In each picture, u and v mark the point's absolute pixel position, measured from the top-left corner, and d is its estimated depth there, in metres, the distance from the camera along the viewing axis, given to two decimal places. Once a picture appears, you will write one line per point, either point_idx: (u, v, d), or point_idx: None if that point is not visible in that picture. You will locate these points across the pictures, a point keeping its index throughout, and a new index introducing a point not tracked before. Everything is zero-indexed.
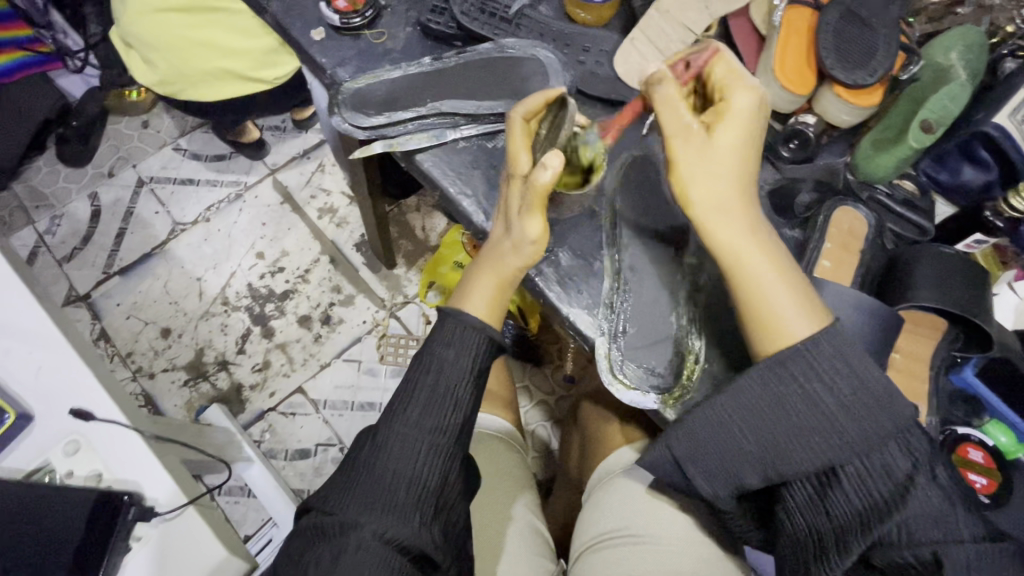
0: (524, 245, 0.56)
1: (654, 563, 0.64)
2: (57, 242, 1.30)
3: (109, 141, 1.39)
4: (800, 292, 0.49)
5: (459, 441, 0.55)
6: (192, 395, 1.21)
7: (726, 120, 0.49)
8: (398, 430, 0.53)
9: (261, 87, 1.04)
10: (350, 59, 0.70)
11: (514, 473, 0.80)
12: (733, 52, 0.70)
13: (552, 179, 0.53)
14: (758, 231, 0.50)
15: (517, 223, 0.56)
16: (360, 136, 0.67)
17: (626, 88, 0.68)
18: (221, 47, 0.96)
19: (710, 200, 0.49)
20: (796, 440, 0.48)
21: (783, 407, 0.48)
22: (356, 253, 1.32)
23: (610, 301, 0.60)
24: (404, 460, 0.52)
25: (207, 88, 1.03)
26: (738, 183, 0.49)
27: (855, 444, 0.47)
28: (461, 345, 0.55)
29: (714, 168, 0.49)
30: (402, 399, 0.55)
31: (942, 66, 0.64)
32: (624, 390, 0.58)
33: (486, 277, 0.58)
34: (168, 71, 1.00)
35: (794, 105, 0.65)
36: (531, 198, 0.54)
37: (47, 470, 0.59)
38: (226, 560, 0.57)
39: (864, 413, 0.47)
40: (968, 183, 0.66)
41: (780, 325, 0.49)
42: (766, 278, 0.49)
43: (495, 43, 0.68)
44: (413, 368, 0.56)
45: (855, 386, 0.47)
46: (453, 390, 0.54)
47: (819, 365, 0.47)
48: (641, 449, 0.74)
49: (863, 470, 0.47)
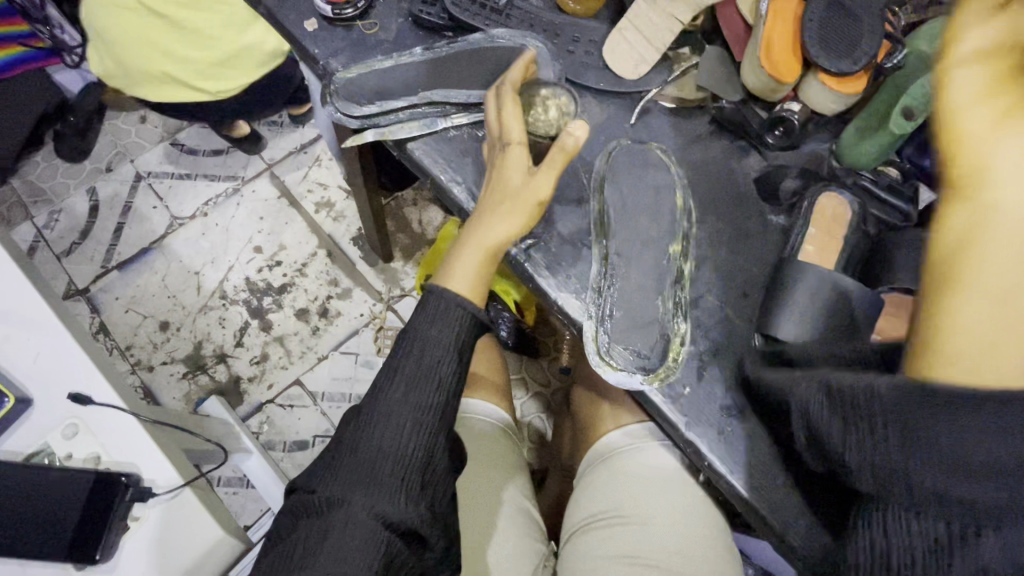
0: (521, 207, 0.59)
1: (645, 543, 0.66)
2: (56, 236, 1.31)
3: (107, 137, 1.40)
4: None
5: (443, 417, 0.56)
6: (190, 388, 1.22)
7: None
8: (383, 407, 0.54)
9: (201, 96, 1.03)
10: (343, 50, 0.71)
11: (500, 462, 0.80)
12: (721, 41, 0.71)
13: (562, 147, 0.58)
14: None
15: (525, 186, 0.59)
16: (353, 125, 0.68)
17: (615, 78, 0.69)
18: (171, 52, 0.97)
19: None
20: (945, 469, 0.40)
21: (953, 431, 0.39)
22: (353, 247, 1.33)
23: (598, 286, 0.62)
24: (390, 436, 0.54)
25: (153, 88, 1.03)
26: None
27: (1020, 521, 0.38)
28: (445, 319, 0.56)
29: None
30: (388, 375, 0.56)
31: (928, 54, 0.63)
32: (611, 371, 0.59)
33: (469, 251, 0.58)
34: (117, 66, 1.01)
35: (780, 93, 0.66)
36: (552, 157, 0.58)
37: (46, 452, 0.61)
38: (221, 540, 0.58)
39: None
40: None
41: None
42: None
43: (486, 33, 0.69)
44: (398, 347, 0.57)
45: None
46: (437, 366, 0.55)
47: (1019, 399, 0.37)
48: (628, 428, 0.73)
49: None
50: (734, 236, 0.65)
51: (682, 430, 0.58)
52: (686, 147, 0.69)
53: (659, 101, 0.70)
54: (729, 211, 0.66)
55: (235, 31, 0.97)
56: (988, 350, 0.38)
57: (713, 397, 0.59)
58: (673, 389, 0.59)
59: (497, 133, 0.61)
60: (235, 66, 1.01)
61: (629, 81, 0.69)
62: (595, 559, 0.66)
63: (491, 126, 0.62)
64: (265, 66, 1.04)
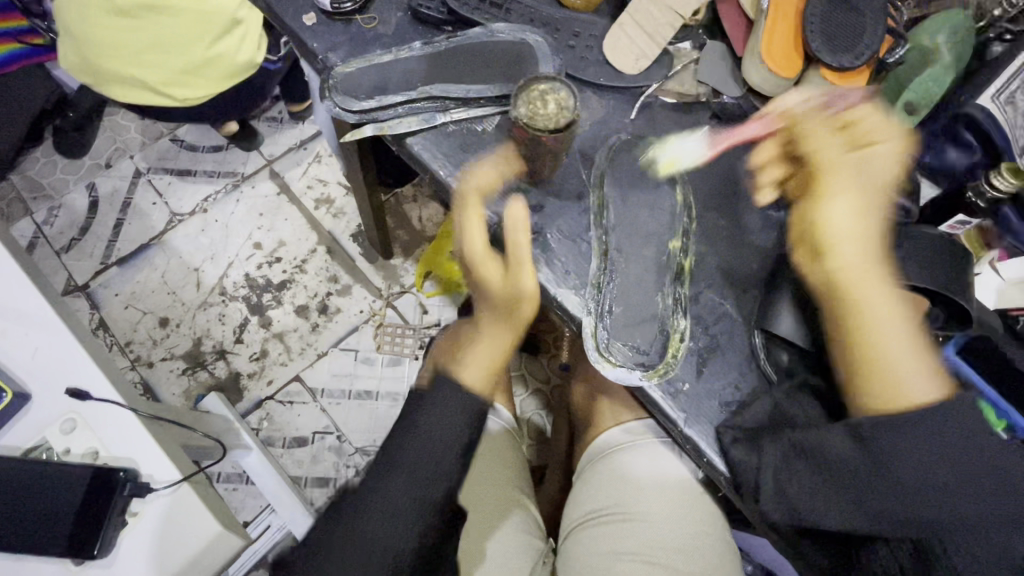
0: (519, 303, 0.62)
1: (643, 540, 0.65)
2: (55, 232, 1.31)
3: (107, 132, 1.39)
4: (919, 349, 0.54)
5: (441, 510, 0.58)
6: (189, 384, 1.22)
7: (869, 159, 0.58)
8: (382, 495, 0.57)
9: (167, 103, 0.97)
10: (341, 44, 0.71)
11: (506, 480, 0.79)
12: (721, 36, 0.71)
13: (518, 247, 0.60)
14: (883, 284, 0.55)
15: (508, 279, 0.62)
16: (351, 120, 0.67)
17: (614, 72, 0.69)
18: (142, 55, 0.91)
19: (848, 218, 0.56)
20: (901, 501, 0.49)
21: (902, 473, 0.49)
22: (353, 243, 1.32)
23: (597, 282, 0.61)
24: (386, 525, 0.56)
25: (119, 90, 0.96)
26: (862, 227, 0.56)
27: (967, 520, 0.48)
28: (448, 411, 0.59)
29: (851, 207, 0.57)
30: (388, 463, 0.58)
31: (928, 48, 0.65)
32: (611, 368, 0.59)
33: (479, 346, 0.64)
34: (84, 63, 0.94)
35: (781, 89, 0.66)
36: (518, 251, 0.60)
37: (45, 447, 0.60)
38: (221, 534, 0.58)
39: (963, 467, 0.49)
40: (953, 164, 0.67)
41: (905, 375, 0.53)
42: (884, 300, 0.54)
43: (486, 27, 0.69)
44: (401, 433, 0.59)
45: (968, 448, 0.49)
46: (439, 460, 0.58)
47: (928, 429, 0.50)
48: (628, 426, 0.74)
49: (978, 550, 0.48)
50: (734, 231, 0.65)
51: (681, 427, 0.58)
52: (686, 142, 0.68)
53: (659, 96, 0.69)
54: (729, 206, 0.66)
55: (212, 37, 0.91)
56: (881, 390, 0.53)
57: (713, 393, 0.59)
58: (672, 386, 0.59)
59: (466, 235, 0.63)
60: (206, 75, 0.95)
61: (630, 76, 0.68)
62: (594, 556, 0.66)
63: (460, 228, 0.64)
64: (240, 76, 0.98)
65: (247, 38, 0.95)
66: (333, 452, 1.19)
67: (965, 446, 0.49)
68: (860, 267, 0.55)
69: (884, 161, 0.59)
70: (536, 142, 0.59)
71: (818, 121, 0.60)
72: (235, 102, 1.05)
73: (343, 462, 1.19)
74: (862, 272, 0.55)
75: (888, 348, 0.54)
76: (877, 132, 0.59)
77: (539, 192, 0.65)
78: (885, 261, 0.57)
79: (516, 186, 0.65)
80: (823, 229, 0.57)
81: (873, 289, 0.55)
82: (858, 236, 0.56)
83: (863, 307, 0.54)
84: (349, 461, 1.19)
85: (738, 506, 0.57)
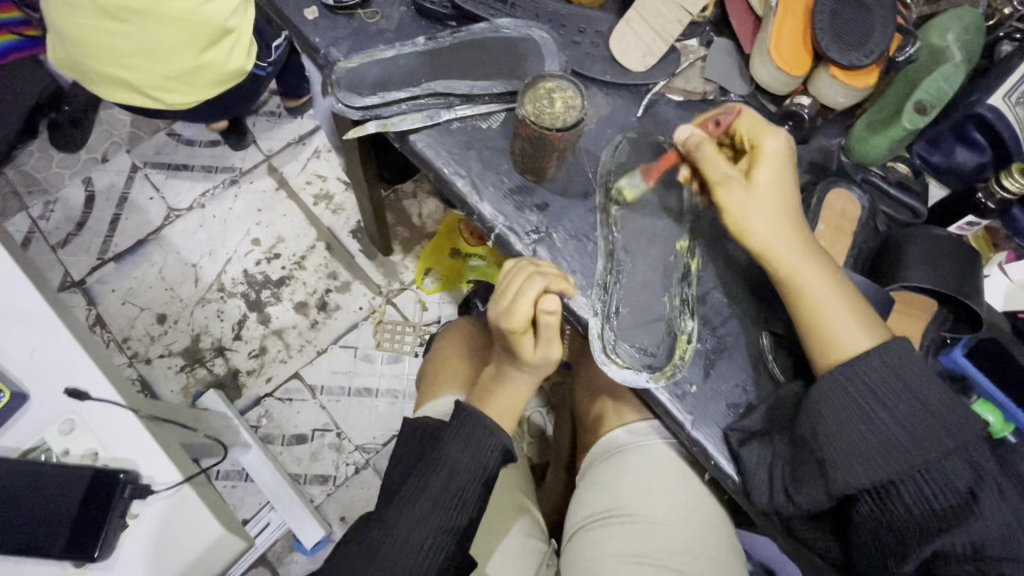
0: (544, 365, 0.62)
1: (647, 540, 0.65)
2: (51, 227, 1.30)
3: (103, 126, 1.37)
4: (858, 311, 0.52)
5: (461, 542, 0.58)
6: (188, 380, 1.21)
7: (762, 164, 0.55)
8: (406, 521, 0.56)
9: (156, 104, 0.96)
10: (344, 39, 0.69)
11: (513, 495, 0.78)
12: (729, 33, 0.70)
13: (550, 322, 0.57)
14: (814, 259, 0.54)
15: (538, 347, 0.60)
16: (354, 117, 0.66)
17: (621, 69, 0.68)
18: (129, 60, 0.88)
19: (764, 220, 0.54)
20: (857, 450, 0.49)
21: (855, 422, 0.50)
22: (353, 240, 1.31)
23: (604, 282, 0.61)
24: (408, 551, 0.55)
25: (109, 88, 0.94)
26: (777, 217, 0.54)
27: (919, 460, 0.48)
28: (477, 447, 0.59)
29: (755, 207, 0.54)
30: (413, 491, 0.58)
31: (938, 48, 0.64)
32: (617, 369, 0.58)
33: (506, 391, 0.65)
34: (71, 61, 0.92)
35: (789, 87, 0.65)
36: (553, 330, 0.58)
37: (44, 448, 0.60)
38: (223, 536, 0.58)
39: (903, 411, 0.49)
40: (962, 165, 0.67)
41: (844, 349, 0.52)
42: (817, 279, 0.53)
43: (490, 22, 0.68)
44: (427, 462, 0.59)
45: (908, 391, 0.49)
46: (463, 491, 0.58)
47: (868, 378, 0.50)
48: (632, 427, 0.73)
49: (924, 485, 0.48)
50: None
51: (688, 429, 0.58)
52: None
53: (667, 93, 0.69)
54: None
55: (200, 47, 0.87)
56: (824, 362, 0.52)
57: (720, 395, 0.59)
58: (679, 387, 0.59)
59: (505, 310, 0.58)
60: (189, 82, 0.92)
61: (636, 73, 0.67)
62: (598, 556, 0.66)
63: (500, 301, 0.58)
64: (229, 82, 0.96)
65: (237, 47, 0.91)
66: (332, 449, 1.19)
67: (903, 388, 0.50)
68: (785, 260, 0.54)
69: (777, 159, 0.55)
70: (540, 142, 0.58)
71: (705, 142, 0.57)
72: (235, 98, 1.04)
73: (342, 459, 1.18)
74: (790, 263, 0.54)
75: (828, 330, 0.52)
76: (760, 134, 0.56)
77: (545, 191, 0.64)
78: (806, 241, 0.55)
79: (522, 184, 0.65)
80: (744, 234, 0.55)
81: (804, 274, 0.53)
82: (777, 235, 0.54)
83: (800, 290, 0.53)
84: (349, 459, 1.18)
85: (746, 509, 0.57)
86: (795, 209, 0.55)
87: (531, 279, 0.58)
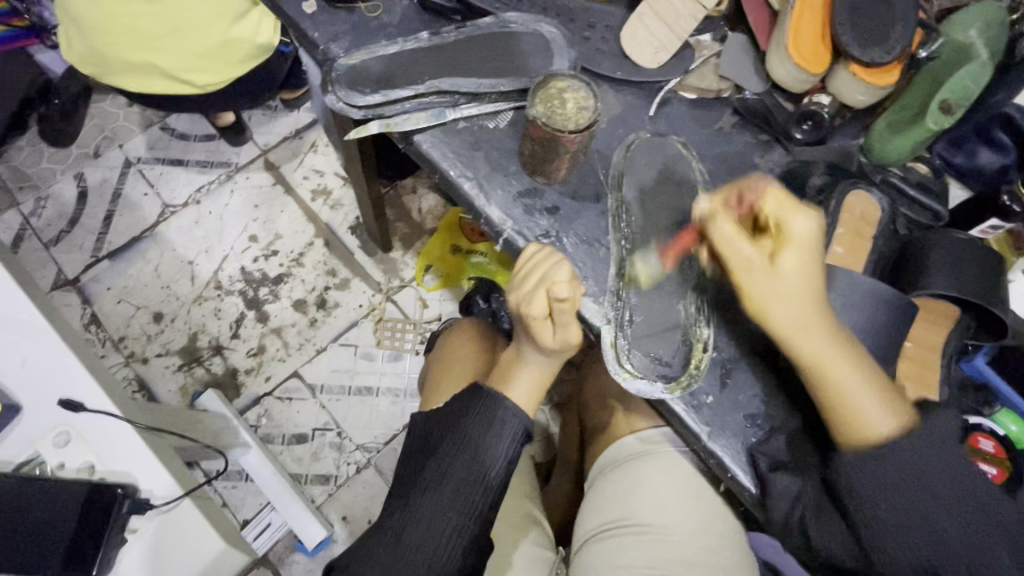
0: (564, 350, 0.59)
1: (659, 552, 0.64)
2: (43, 224, 1.26)
3: (94, 120, 1.34)
4: (883, 389, 0.51)
5: (486, 526, 0.57)
6: (186, 380, 1.19)
7: (789, 246, 0.51)
8: (429, 505, 0.56)
9: (192, 90, 0.94)
10: (344, 34, 0.67)
11: (520, 504, 0.77)
12: (744, 28, 0.67)
13: (563, 309, 0.55)
14: (841, 344, 0.51)
15: (555, 334, 0.58)
16: (356, 116, 0.63)
17: (632, 66, 0.65)
18: (155, 42, 0.86)
19: (792, 313, 0.51)
20: (887, 516, 0.49)
21: (892, 487, 0.49)
22: (351, 236, 1.29)
23: (617, 288, 0.59)
24: (432, 535, 0.55)
25: (132, 78, 0.92)
26: (808, 302, 0.51)
27: (951, 530, 0.48)
28: (501, 430, 0.58)
29: (787, 291, 0.51)
30: (434, 476, 0.57)
31: (963, 45, 0.61)
32: (631, 379, 0.56)
33: (528, 376, 0.62)
34: (91, 52, 0.89)
35: (807, 84, 0.63)
36: (569, 317, 0.56)
37: (37, 462, 0.58)
38: (225, 552, 0.56)
39: (950, 495, 0.48)
40: (985, 166, 0.66)
41: (867, 426, 0.50)
42: (844, 373, 0.50)
43: (497, 17, 0.65)
44: (448, 445, 0.58)
45: (957, 476, 0.48)
46: (485, 477, 0.57)
47: (916, 462, 0.49)
48: (644, 435, 0.71)
49: (958, 556, 0.47)
50: None
51: (705, 441, 0.56)
52: (708, 139, 0.66)
53: (679, 91, 0.66)
54: None
55: (229, 19, 0.86)
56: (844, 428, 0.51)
57: (737, 405, 0.57)
58: (694, 399, 0.57)
59: (521, 297, 0.58)
60: (223, 60, 0.91)
61: (648, 71, 0.65)
62: (608, 567, 0.65)
63: (516, 289, 0.58)
64: (259, 57, 0.93)
65: (265, 19, 0.90)
66: (333, 449, 1.17)
67: (950, 472, 0.49)
68: (811, 347, 0.51)
69: (806, 240, 0.51)
70: (552, 143, 0.55)
71: (729, 223, 0.53)
72: (233, 98, 1.01)
73: (343, 459, 1.17)
74: (814, 346, 0.51)
75: (850, 410, 0.50)
76: (787, 212, 0.52)
77: (555, 193, 0.62)
78: (834, 326, 0.52)
79: (531, 186, 0.63)
80: (770, 325, 0.52)
81: (832, 360, 0.50)
82: (801, 322, 0.50)
83: (827, 383, 0.51)
84: (350, 459, 1.17)
85: (761, 520, 0.56)
86: (823, 294, 0.52)
87: (553, 262, 0.57)
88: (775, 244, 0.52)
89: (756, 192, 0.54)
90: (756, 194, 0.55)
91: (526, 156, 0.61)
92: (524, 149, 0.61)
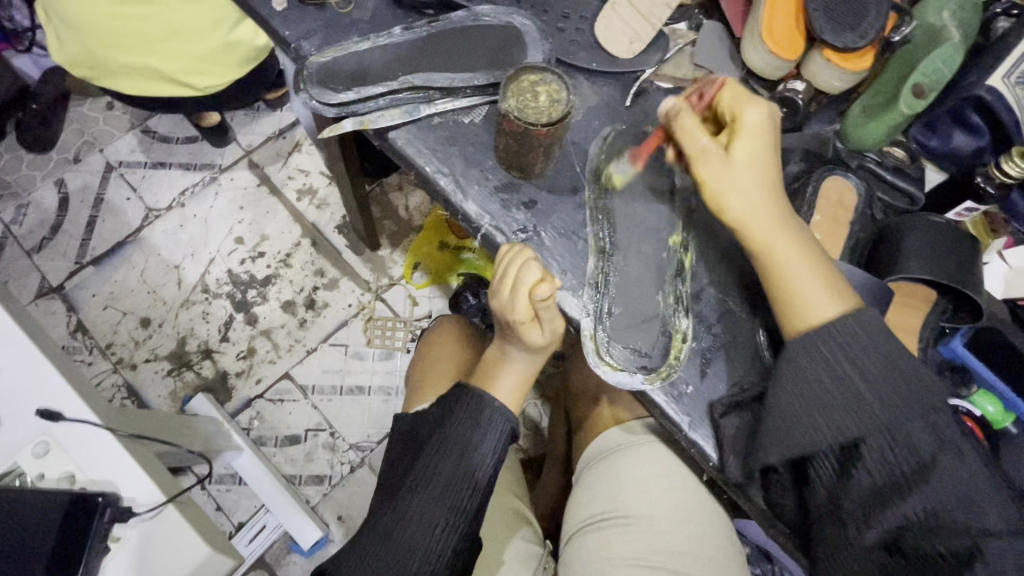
0: (552, 343, 0.59)
1: (650, 544, 0.64)
2: (24, 232, 1.25)
3: (73, 125, 1.32)
4: (828, 277, 0.53)
5: (475, 523, 0.57)
6: (176, 385, 1.18)
7: (741, 134, 0.54)
8: (417, 504, 0.56)
9: (189, 91, 0.92)
10: (316, 32, 0.66)
11: (508, 501, 0.77)
12: (719, 16, 0.68)
13: (546, 307, 0.55)
14: (788, 229, 0.53)
15: (542, 329, 0.58)
16: (329, 114, 0.62)
17: (608, 56, 0.65)
18: (152, 44, 0.85)
19: (740, 194, 0.53)
20: (819, 414, 0.50)
21: (828, 382, 0.50)
22: (339, 235, 1.28)
23: (596, 281, 0.59)
24: (421, 534, 0.55)
25: (127, 79, 0.90)
26: (759, 187, 0.53)
27: (880, 419, 0.49)
28: (487, 427, 0.58)
29: (743, 176, 0.53)
30: (423, 476, 0.56)
31: (935, 27, 0.62)
32: (611, 371, 0.57)
33: (514, 373, 0.62)
34: (84, 54, 0.87)
35: (782, 71, 0.63)
36: (553, 312, 0.56)
37: (17, 473, 0.57)
38: (209, 556, 0.56)
39: (875, 378, 0.50)
40: (960, 149, 0.68)
41: (807, 306, 0.52)
42: (791, 258, 0.53)
43: (470, 11, 0.64)
44: (434, 444, 0.58)
45: (879, 356, 0.50)
46: (472, 476, 0.57)
47: (843, 345, 0.50)
48: (631, 428, 0.72)
49: (886, 446, 0.48)
50: None
51: (686, 430, 0.57)
52: None
53: (655, 81, 0.66)
54: None
55: (223, 29, 0.86)
56: (788, 314, 0.53)
57: (717, 394, 0.58)
58: (675, 388, 0.57)
59: (505, 302, 0.57)
60: (220, 60, 0.90)
61: (621, 60, 0.65)
62: (599, 563, 0.65)
63: (498, 295, 0.58)
64: (257, 59, 0.94)
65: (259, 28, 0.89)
66: (326, 450, 1.17)
67: (878, 354, 0.50)
68: (758, 230, 0.53)
69: (755, 129, 0.54)
70: (525, 137, 0.55)
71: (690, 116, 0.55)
72: (218, 100, 1.00)
73: (337, 459, 1.17)
74: (757, 227, 0.53)
75: (790, 289, 0.53)
76: (740, 104, 0.55)
77: (533, 188, 0.62)
78: (785, 211, 0.55)
79: (508, 181, 0.62)
80: (719, 209, 0.54)
81: (778, 241, 0.53)
82: (751, 210, 0.53)
83: (772, 264, 0.53)
84: (343, 458, 1.17)
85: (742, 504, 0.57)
86: (776, 178, 0.54)
87: (527, 264, 0.56)
88: (729, 133, 0.55)
89: (714, 87, 0.57)
90: (715, 89, 0.57)
91: (507, 162, 0.61)
92: (503, 152, 0.60)
